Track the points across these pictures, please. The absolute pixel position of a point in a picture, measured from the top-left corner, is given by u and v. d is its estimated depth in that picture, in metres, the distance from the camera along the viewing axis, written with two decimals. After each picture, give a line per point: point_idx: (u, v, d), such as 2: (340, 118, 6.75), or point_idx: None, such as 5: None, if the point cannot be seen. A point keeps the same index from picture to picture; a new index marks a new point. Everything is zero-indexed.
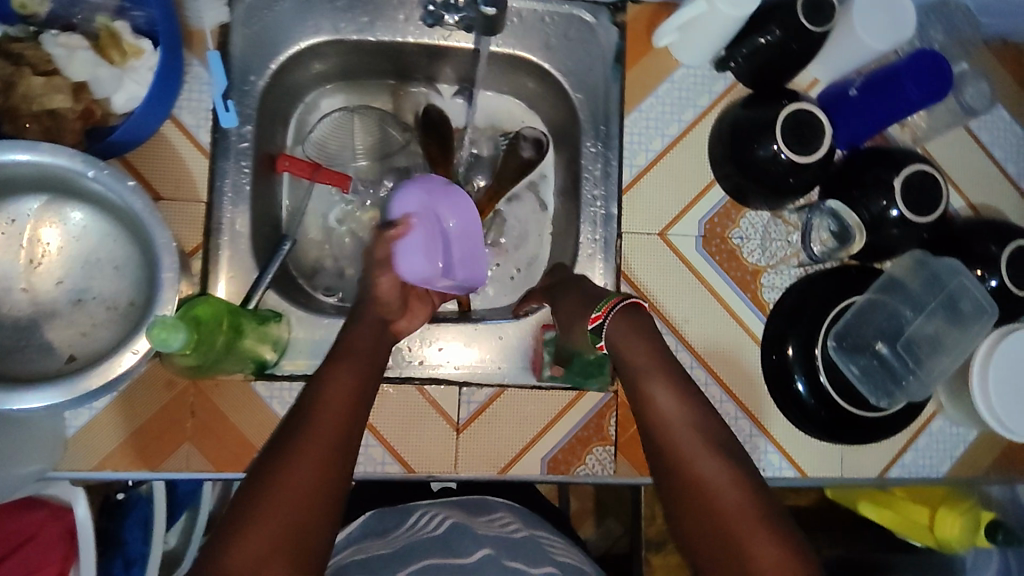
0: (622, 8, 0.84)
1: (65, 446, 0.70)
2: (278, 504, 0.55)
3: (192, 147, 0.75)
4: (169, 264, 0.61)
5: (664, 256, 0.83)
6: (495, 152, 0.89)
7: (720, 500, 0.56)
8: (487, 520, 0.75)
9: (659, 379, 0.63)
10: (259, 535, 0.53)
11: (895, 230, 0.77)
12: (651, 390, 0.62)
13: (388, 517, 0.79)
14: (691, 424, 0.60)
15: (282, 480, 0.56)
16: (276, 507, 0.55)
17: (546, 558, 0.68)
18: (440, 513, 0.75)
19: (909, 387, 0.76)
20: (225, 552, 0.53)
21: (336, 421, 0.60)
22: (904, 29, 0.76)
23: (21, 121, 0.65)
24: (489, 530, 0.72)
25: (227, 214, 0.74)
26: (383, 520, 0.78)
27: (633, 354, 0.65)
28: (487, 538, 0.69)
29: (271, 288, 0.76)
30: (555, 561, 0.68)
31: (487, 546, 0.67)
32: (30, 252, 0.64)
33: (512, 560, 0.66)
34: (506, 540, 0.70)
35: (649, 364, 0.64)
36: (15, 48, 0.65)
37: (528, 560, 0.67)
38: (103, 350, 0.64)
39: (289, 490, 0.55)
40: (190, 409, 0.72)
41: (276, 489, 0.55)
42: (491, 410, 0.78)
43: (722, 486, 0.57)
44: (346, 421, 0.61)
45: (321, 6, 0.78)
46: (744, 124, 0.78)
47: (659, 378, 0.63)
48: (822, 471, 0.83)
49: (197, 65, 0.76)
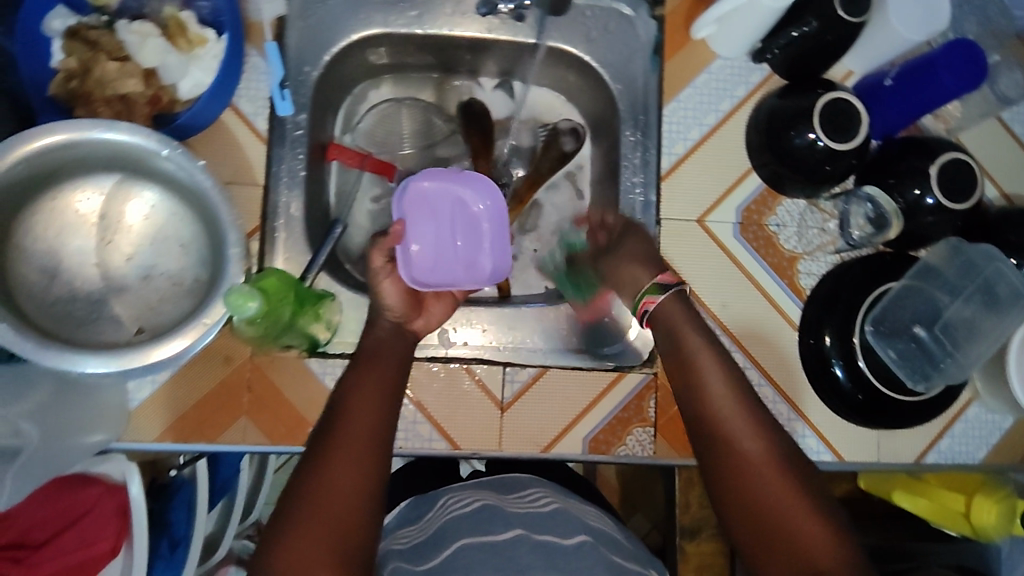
0: (661, 2, 0.86)
1: (129, 417, 0.72)
2: (326, 496, 0.57)
3: (250, 133, 0.78)
4: (235, 240, 0.64)
5: (702, 243, 0.85)
6: (534, 142, 0.92)
7: (769, 488, 0.58)
8: (517, 497, 0.74)
9: (711, 364, 0.64)
10: (310, 526, 0.56)
11: (929, 218, 0.79)
12: (705, 373, 0.64)
13: (421, 505, 0.78)
14: (741, 410, 0.62)
15: (328, 473, 0.58)
16: (325, 499, 0.57)
17: (578, 529, 0.67)
18: (472, 496, 0.73)
19: (947, 370, 0.77)
20: (285, 534, 0.55)
21: (375, 414, 0.63)
22: (937, 19, 0.78)
23: (94, 105, 0.68)
24: (520, 507, 0.71)
25: (283, 198, 0.78)
26: (417, 508, 0.78)
27: (685, 340, 0.66)
28: (516, 517, 0.67)
29: (323, 271, 0.78)
30: (588, 528, 0.68)
31: (517, 524, 0.66)
32: (101, 230, 0.68)
33: (545, 534, 0.65)
34: (535, 515, 0.68)
35: (699, 350, 0.65)
36: (92, 36, 0.69)
37: (560, 532, 0.66)
38: (168, 324, 0.68)
39: (336, 481, 0.58)
40: (247, 385, 0.75)
41: (323, 482, 0.58)
42: (534, 390, 0.81)
43: (768, 475, 0.58)
44: (382, 414, 0.63)
45: (372, 0, 0.81)
46: (780, 114, 0.80)
47: (712, 364, 0.64)
48: (858, 456, 0.84)
49: (255, 56, 0.79)
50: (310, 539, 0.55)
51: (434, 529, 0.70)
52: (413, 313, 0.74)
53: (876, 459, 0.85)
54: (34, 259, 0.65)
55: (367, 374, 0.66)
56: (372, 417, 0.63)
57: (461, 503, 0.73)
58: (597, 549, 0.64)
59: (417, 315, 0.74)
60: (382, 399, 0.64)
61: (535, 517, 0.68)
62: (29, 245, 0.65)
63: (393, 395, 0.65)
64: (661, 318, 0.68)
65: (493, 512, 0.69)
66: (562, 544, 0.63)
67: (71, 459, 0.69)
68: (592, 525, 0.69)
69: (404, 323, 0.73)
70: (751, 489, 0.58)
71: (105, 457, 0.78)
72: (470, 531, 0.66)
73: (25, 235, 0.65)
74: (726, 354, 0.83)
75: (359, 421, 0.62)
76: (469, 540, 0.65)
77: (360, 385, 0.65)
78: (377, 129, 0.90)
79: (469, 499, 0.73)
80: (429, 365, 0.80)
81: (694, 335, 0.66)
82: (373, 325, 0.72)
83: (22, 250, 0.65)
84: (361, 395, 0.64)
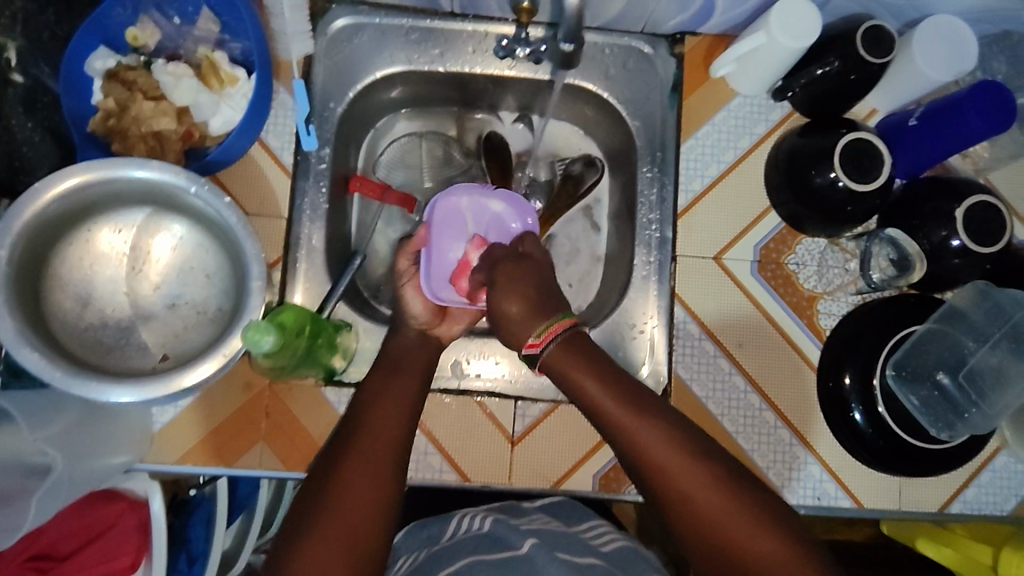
0: (680, 40, 0.87)
1: (150, 440, 0.75)
2: (347, 501, 0.58)
3: (276, 167, 0.81)
4: (258, 273, 0.66)
5: (718, 281, 0.84)
6: (552, 176, 0.93)
7: (756, 549, 0.54)
8: (528, 519, 0.72)
9: (666, 453, 0.58)
10: (328, 530, 0.56)
11: (956, 260, 0.76)
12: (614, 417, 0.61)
13: (431, 524, 0.75)
14: (683, 455, 0.58)
15: (348, 483, 0.59)
16: (344, 504, 0.57)
17: (589, 549, 0.66)
18: (483, 513, 0.73)
19: (972, 420, 0.75)
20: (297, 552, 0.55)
21: (396, 426, 0.64)
22: (964, 60, 0.76)
23: (130, 141, 0.72)
24: (529, 523, 0.70)
25: (305, 230, 0.80)
26: (425, 528, 0.75)
27: (622, 428, 0.60)
28: (530, 530, 0.68)
29: (342, 300, 0.80)
30: (600, 552, 0.66)
31: (534, 536, 0.66)
32: (133, 260, 0.72)
33: (563, 552, 0.64)
34: (547, 532, 0.69)
35: (654, 437, 0.59)
36: (130, 76, 0.73)
37: (572, 549, 0.65)
38: (192, 352, 0.71)
39: (358, 492, 0.58)
40: (265, 411, 0.77)
41: (346, 489, 0.59)
42: (545, 424, 0.81)
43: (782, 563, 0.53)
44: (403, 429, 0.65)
45: (395, 39, 0.84)
46: (801, 152, 0.79)
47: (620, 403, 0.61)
48: (879, 504, 0.82)
49: (283, 92, 0.82)
50: (325, 543, 0.55)
51: (446, 546, 0.69)
52: (436, 320, 0.78)
53: (898, 506, 0.82)
54: (68, 288, 0.69)
55: (393, 389, 0.68)
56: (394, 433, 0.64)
57: (472, 523, 0.71)
58: (605, 566, 0.63)
59: (439, 322, 0.78)
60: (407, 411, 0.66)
61: (543, 532, 0.69)
62: (65, 275, 0.69)
63: (411, 407, 0.67)
64: (564, 383, 0.64)
65: (507, 527, 0.69)
66: (579, 562, 0.63)
67: (96, 480, 0.71)
68: (604, 548, 0.67)
69: (428, 330, 0.77)
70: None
71: (131, 475, 0.78)
72: (482, 550, 0.65)
73: (61, 265, 0.68)
74: (741, 395, 0.82)
75: (383, 433, 0.63)
76: (478, 557, 0.64)
77: (382, 395, 0.67)
78: (399, 161, 0.92)
79: (481, 515, 0.72)
80: (440, 397, 0.80)
81: (621, 416, 0.61)
82: (399, 332, 0.76)
83: (57, 279, 0.68)
84: (385, 408, 0.66)
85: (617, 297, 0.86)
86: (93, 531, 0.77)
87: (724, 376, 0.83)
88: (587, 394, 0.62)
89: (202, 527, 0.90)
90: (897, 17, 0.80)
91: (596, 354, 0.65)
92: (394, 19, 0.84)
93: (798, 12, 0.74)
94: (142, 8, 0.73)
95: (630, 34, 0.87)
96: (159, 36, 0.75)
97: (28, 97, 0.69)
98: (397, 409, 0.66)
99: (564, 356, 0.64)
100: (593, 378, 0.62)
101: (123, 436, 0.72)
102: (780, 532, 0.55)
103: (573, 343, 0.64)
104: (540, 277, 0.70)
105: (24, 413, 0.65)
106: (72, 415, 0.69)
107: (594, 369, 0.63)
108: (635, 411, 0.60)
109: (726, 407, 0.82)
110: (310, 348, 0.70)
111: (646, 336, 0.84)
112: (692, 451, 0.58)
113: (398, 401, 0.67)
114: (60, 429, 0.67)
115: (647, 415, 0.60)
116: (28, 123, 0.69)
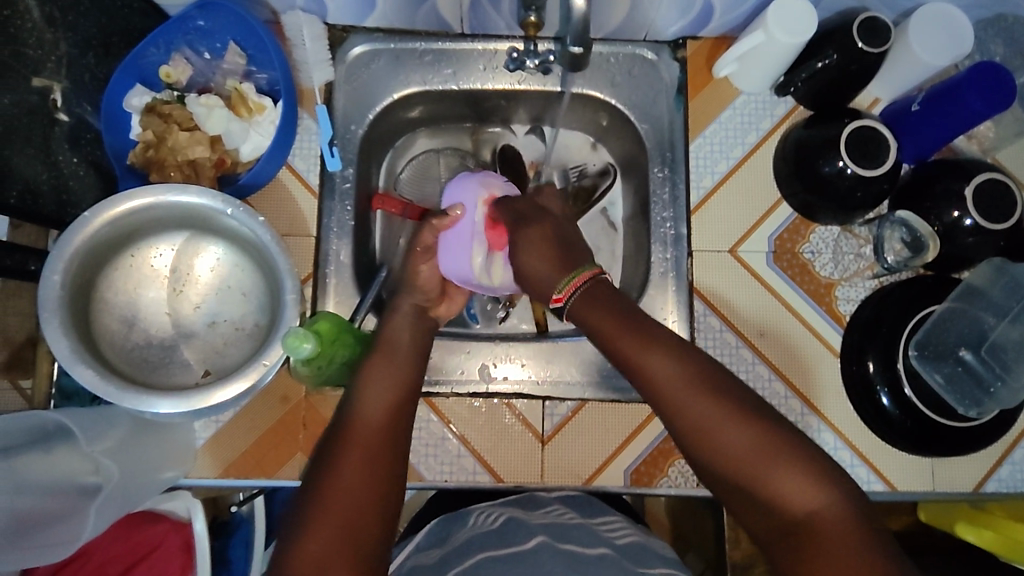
0: (683, 45, 0.90)
1: (195, 454, 0.79)
2: (343, 500, 0.59)
3: (305, 189, 0.85)
4: (292, 287, 0.69)
5: (735, 273, 0.86)
6: (566, 183, 0.96)
7: (783, 487, 0.54)
8: (542, 512, 0.73)
9: (688, 386, 0.59)
10: (329, 524, 0.57)
11: (970, 238, 0.78)
12: (637, 360, 0.61)
13: (450, 523, 0.76)
14: (701, 391, 0.59)
15: (345, 478, 0.60)
16: (341, 503, 0.58)
17: (601, 541, 0.66)
18: (497, 510, 0.74)
19: (999, 394, 0.75)
20: (299, 545, 0.56)
21: (387, 429, 0.64)
22: (962, 43, 0.78)
23: (167, 170, 0.77)
24: (543, 519, 0.71)
25: (333, 246, 0.84)
26: (445, 527, 0.76)
27: (648, 371, 0.61)
28: (539, 527, 0.69)
29: (371, 312, 0.83)
30: (612, 544, 0.66)
31: (541, 534, 0.67)
32: (174, 281, 0.75)
33: (569, 544, 0.65)
34: (560, 526, 0.69)
35: (677, 376, 0.59)
36: (166, 109, 0.77)
37: (582, 542, 0.66)
38: (232, 366, 0.74)
39: (355, 490, 0.59)
40: (302, 422, 0.80)
41: (339, 494, 0.59)
42: (575, 422, 0.83)
43: (808, 492, 0.54)
44: (392, 424, 0.65)
45: (410, 62, 0.88)
46: (807, 142, 0.81)
47: (643, 347, 0.61)
48: (913, 485, 0.82)
49: (307, 118, 0.86)
50: (323, 547, 0.56)
51: (458, 544, 0.70)
52: (437, 299, 0.80)
53: (932, 487, 0.82)
54: (115, 310, 0.73)
55: (384, 377, 0.69)
56: (384, 427, 0.64)
57: (487, 519, 0.73)
58: (619, 561, 0.63)
59: (439, 301, 0.80)
60: (397, 402, 0.67)
61: (557, 527, 0.69)
62: (111, 299, 0.72)
63: (404, 406, 0.67)
64: (586, 327, 0.65)
65: (518, 523, 0.70)
66: (586, 553, 0.63)
67: (143, 497, 0.74)
68: (617, 541, 0.68)
69: (430, 307, 0.79)
70: (801, 522, 0.53)
71: (173, 495, 0.79)
72: (491, 546, 0.66)
73: (108, 289, 0.72)
74: (767, 383, 0.84)
75: (373, 431, 0.64)
76: (490, 553, 0.64)
77: (372, 390, 0.67)
78: (417, 179, 0.95)
79: (494, 513, 0.74)
80: (471, 400, 0.83)
81: (646, 359, 0.61)
82: (397, 314, 0.75)
83: (104, 302, 0.72)
84: (375, 407, 0.66)
85: (637, 295, 0.88)
86: (140, 552, 0.79)
87: (747, 366, 0.84)
88: (611, 339, 0.63)
89: (243, 547, 0.92)
90: (892, 8, 0.82)
91: (620, 300, 0.65)
92: (408, 44, 0.88)
93: (795, 8, 0.76)
94: (174, 46, 0.78)
95: (634, 42, 0.90)
96: (190, 72, 0.80)
97: (73, 134, 0.74)
98: (381, 397, 0.67)
99: (588, 305, 0.65)
100: (610, 322, 0.63)
101: (169, 448, 0.76)
102: (809, 469, 0.55)
103: (595, 293, 0.66)
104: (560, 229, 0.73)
105: (81, 429, 0.68)
106: (122, 431, 0.72)
107: (615, 312, 0.64)
108: (665, 355, 0.61)
109: None
110: (351, 358, 0.72)
111: None
112: (716, 391, 0.59)
113: (390, 396, 0.67)
114: (114, 443, 0.70)
115: (670, 354, 0.61)
116: (73, 158, 0.74)
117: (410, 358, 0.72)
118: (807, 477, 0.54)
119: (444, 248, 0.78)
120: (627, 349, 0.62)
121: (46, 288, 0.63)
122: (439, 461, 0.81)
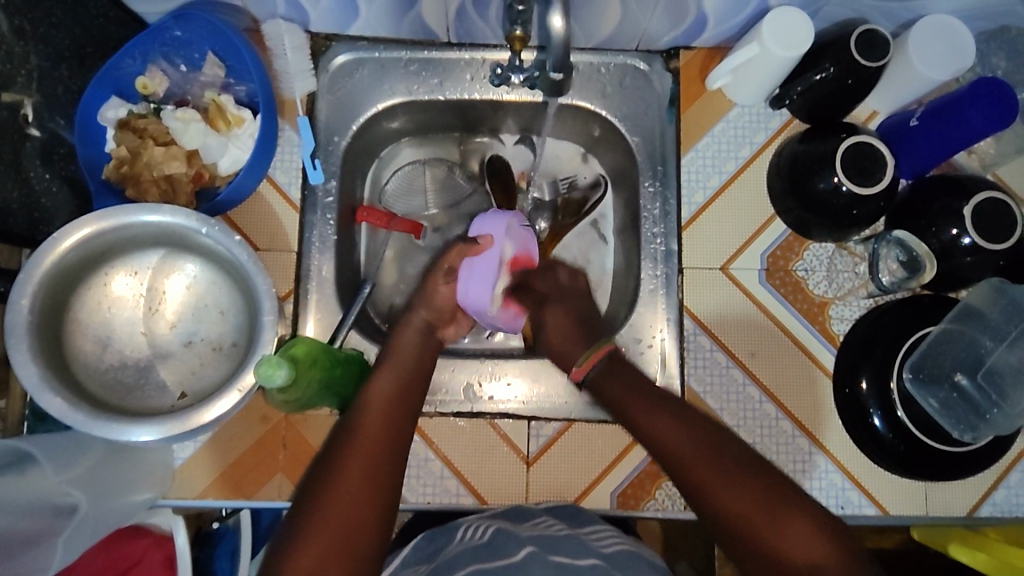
0: (675, 55, 0.88)
1: (173, 476, 0.78)
2: (337, 509, 0.57)
3: (285, 203, 0.83)
4: (270, 308, 0.67)
5: (727, 291, 0.84)
6: (555, 195, 0.94)
7: (790, 545, 0.53)
8: (531, 524, 0.71)
9: (697, 446, 0.60)
10: (321, 533, 0.56)
11: (968, 258, 0.75)
12: (649, 425, 0.64)
13: (437, 537, 0.74)
14: (709, 451, 0.60)
15: (342, 485, 0.59)
16: (336, 512, 0.57)
17: (590, 550, 0.65)
18: (485, 522, 0.72)
19: (995, 421, 0.73)
20: (291, 555, 0.55)
21: (387, 437, 0.63)
22: (962, 58, 0.76)
23: (142, 186, 0.74)
24: (533, 530, 0.69)
25: (315, 261, 0.82)
26: (432, 541, 0.73)
27: (659, 434, 0.63)
28: (529, 537, 0.67)
29: (354, 329, 0.81)
30: (600, 553, 0.65)
31: (531, 544, 0.65)
32: (150, 300, 0.74)
33: (560, 555, 0.63)
34: (550, 537, 0.67)
35: (686, 438, 0.61)
36: (140, 124, 0.76)
37: (571, 553, 0.64)
38: (209, 388, 0.73)
39: (350, 499, 0.58)
40: (282, 442, 0.79)
41: (331, 504, 0.57)
42: (560, 443, 0.81)
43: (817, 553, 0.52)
44: (392, 433, 0.64)
45: (395, 72, 0.86)
46: (802, 157, 0.79)
47: (654, 411, 0.64)
48: (904, 509, 0.80)
49: (289, 130, 0.84)
50: (316, 558, 0.55)
51: (446, 557, 0.68)
52: (445, 319, 0.77)
53: (925, 512, 0.81)
54: (88, 331, 0.71)
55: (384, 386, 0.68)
56: (382, 436, 0.63)
57: (475, 534, 0.70)
58: (610, 569, 0.62)
59: (449, 320, 0.77)
60: (400, 412, 0.66)
61: (545, 538, 0.67)
62: (84, 319, 0.71)
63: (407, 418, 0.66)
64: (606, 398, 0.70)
65: (507, 534, 0.68)
66: (575, 564, 0.62)
67: (120, 517, 0.72)
68: (604, 549, 0.66)
69: (435, 324, 0.76)
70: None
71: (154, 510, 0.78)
72: (481, 558, 0.64)
73: (80, 310, 0.70)
74: (757, 405, 0.82)
75: (372, 440, 0.62)
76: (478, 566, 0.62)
77: (374, 398, 0.67)
78: (403, 190, 0.94)
79: (483, 526, 0.71)
80: (454, 420, 0.81)
81: (657, 422, 0.64)
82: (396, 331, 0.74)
83: (77, 323, 0.70)
84: (373, 417, 0.65)
85: (626, 311, 0.86)
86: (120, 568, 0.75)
87: (738, 386, 0.82)
88: (626, 405, 0.67)
89: (228, 559, 0.87)
90: (890, 19, 0.80)
91: (636, 373, 0.70)
92: (393, 52, 0.86)
93: (793, 21, 0.74)
94: (150, 58, 0.76)
95: (625, 52, 0.87)
96: (168, 84, 0.78)
97: (46, 149, 0.72)
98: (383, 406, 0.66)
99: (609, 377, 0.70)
100: (625, 394, 0.68)
101: (144, 473, 0.75)
102: (820, 530, 0.54)
103: (614, 366, 0.71)
104: (578, 309, 0.79)
105: (54, 450, 0.67)
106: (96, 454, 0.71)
107: (631, 383, 0.68)
108: (675, 419, 0.63)
109: (741, 417, 0.81)
110: (329, 380, 0.71)
111: (655, 349, 0.83)
112: (725, 452, 0.59)
113: (392, 407, 0.66)
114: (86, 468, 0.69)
115: (680, 417, 0.63)
116: (46, 174, 0.72)
117: (412, 369, 0.71)
118: (818, 537, 0.53)
119: (468, 273, 0.75)
120: (640, 415, 0.65)
121: (14, 313, 0.62)
122: (422, 482, 0.80)
